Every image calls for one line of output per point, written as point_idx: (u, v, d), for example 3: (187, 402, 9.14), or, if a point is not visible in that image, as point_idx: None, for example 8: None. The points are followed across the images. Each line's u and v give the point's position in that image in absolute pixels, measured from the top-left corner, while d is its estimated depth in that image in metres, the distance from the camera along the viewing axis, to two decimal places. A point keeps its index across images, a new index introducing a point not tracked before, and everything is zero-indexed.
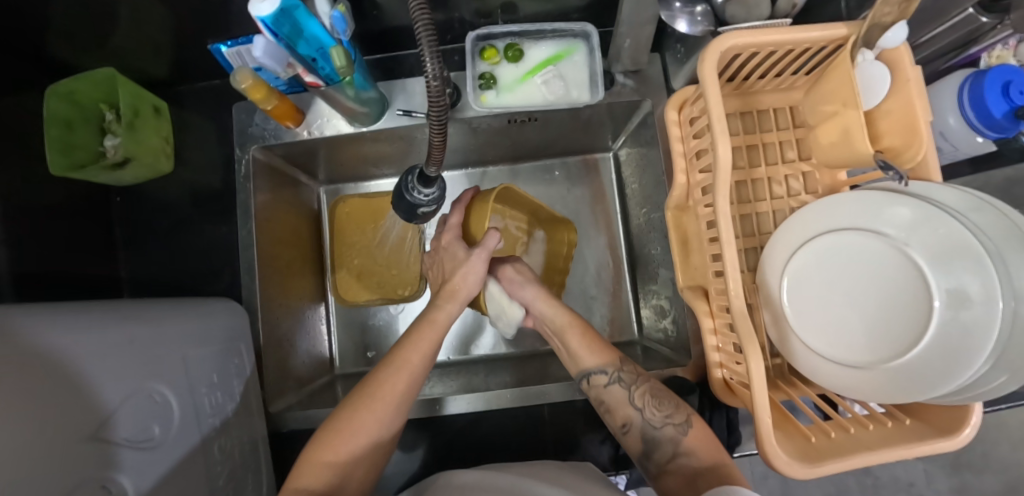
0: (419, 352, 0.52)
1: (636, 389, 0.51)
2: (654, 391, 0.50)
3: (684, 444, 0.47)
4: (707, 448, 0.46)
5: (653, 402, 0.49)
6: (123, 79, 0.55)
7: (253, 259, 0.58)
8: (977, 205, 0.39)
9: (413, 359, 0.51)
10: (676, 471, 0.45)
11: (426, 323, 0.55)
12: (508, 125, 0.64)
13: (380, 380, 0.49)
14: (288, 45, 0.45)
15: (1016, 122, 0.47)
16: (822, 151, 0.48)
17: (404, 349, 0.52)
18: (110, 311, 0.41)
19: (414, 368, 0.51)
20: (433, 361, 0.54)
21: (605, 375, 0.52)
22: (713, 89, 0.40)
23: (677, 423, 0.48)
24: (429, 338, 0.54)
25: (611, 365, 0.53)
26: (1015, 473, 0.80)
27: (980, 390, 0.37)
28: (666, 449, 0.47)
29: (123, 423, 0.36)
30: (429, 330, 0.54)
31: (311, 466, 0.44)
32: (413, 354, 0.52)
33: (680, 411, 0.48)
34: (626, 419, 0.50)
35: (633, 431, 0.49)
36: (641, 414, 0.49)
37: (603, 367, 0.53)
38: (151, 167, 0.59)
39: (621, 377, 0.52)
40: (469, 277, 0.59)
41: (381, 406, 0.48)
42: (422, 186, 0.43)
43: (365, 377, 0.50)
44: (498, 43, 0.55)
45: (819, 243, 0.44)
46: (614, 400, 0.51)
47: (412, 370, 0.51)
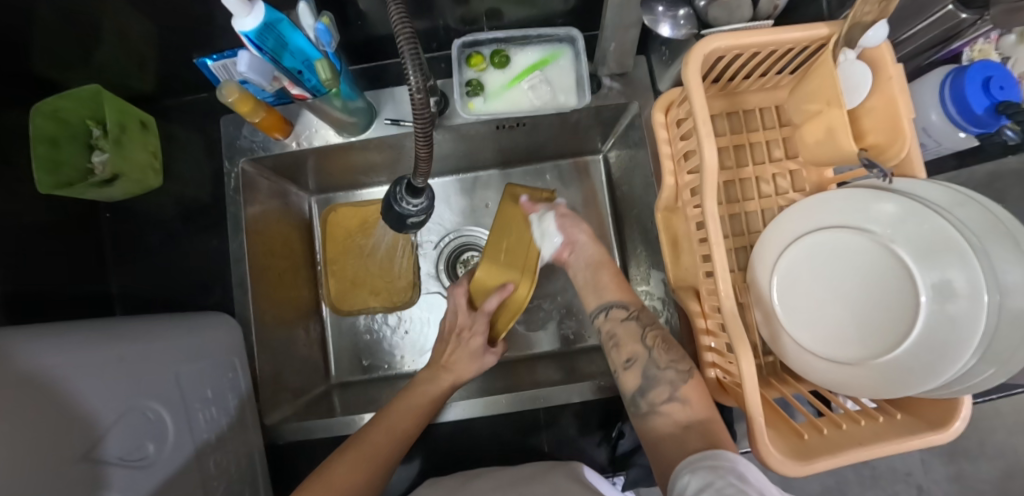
0: (407, 414, 0.55)
1: (651, 329, 0.54)
2: (666, 337, 0.52)
3: (680, 390, 0.48)
4: (701, 403, 0.47)
5: (662, 345, 0.51)
6: (109, 95, 0.55)
7: (244, 271, 0.58)
8: (962, 200, 0.40)
9: (401, 423, 0.54)
10: (667, 414, 0.47)
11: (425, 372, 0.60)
12: (496, 131, 0.65)
13: (369, 439, 0.51)
14: (273, 58, 0.45)
15: (998, 118, 0.47)
16: (808, 149, 0.48)
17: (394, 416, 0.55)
18: (100, 331, 0.41)
19: (405, 434, 0.53)
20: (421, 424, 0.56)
21: (626, 310, 0.57)
22: (698, 92, 0.40)
23: (681, 369, 0.49)
24: (420, 407, 0.56)
25: (634, 304, 0.57)
26: (1010, 459, 0.81)
27: (969, 383, 0.38)
28: (661, 390, 0.48)
29: (116, 442, 0.36)
30: (420, 400, 0.57)
31: None
32: (404, 421, 0.54)
33: (686, 360, 0.49)
34: (632, 353, 0.52)
35: (637, 364, 0.51)
36: (648, 351, 0.51)
37: (625, 304, 0.57)
38: (139, 183, 0.59)
39: (638, 316, 0.56)
40: (469, 366, 0.61)
41: (369, 464, 0.50)
42: (410, 197, 0.43)
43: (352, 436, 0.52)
44: (484, 50, 0.56)
45: (808, 240, 0.45)
46: (627, 333, 0.54)
47: (402, 438, 0.53)
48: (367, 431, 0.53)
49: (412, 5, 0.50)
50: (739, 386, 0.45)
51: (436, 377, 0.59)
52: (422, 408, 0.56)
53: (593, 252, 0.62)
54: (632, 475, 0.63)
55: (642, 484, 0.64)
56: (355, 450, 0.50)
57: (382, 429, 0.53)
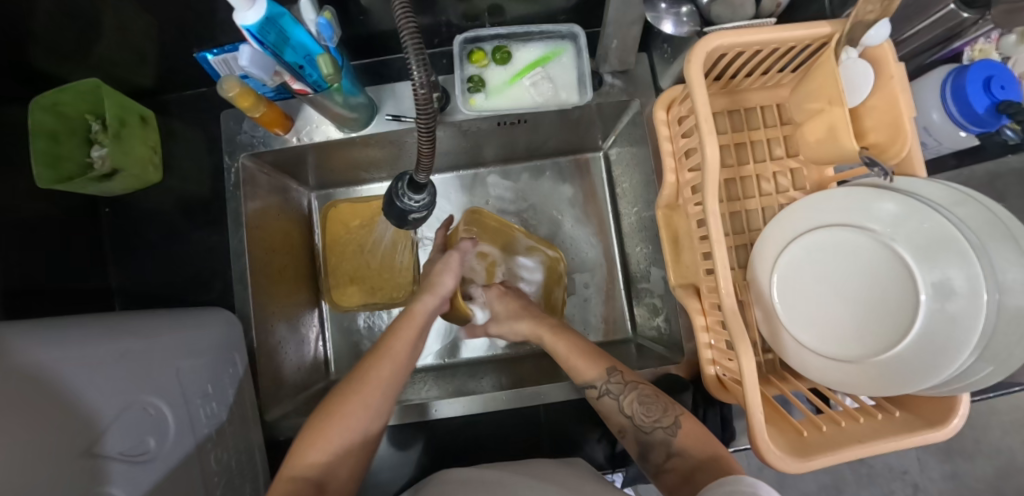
0: (402, 343, 0.52)
1: (625, 399, 0.50)
2: (642, 397, 0.50)
3: (676, 445, 0.47)
4: (698, 445, 0.46)
5: (642, 409, 0.50)
6: (109, 90, 0.54)
7: (244, 267, 0.58)
8: (960, 199, 0.40)
9: (394, 348, 0.52)
10: (674, 468, 0.46)
11: (404, 316, 0.55)
12: (497, 127, 0.64)
13: (367, 368, 0.49)
14: (275, 53, 0.44)
15: (999, 117, 0.47)
16: (809, 148, 0.48)
17: (390, 342, 0.52)
18: (99, 326, 0.41)
19: (401, 358, 0.51)
20: (416, 351, 0.54)
21: (596, 388, 0.53)
22: (700, 89, 0.40)
23: (667, 425, 0.48)
24: (412, 328, 0.54)
25: (599, 379, 0.52)
26: (1006, 458, 0.81)
27: (967, 381, 0.38)
28: (660, 450, 0.47)
29: (117, 437, 0.36)
30: (412, 322, 0.55)
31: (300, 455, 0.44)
32: (398, 344, 0.52)
33: (669, 414, 0.48)
34: (621, 426, 0.51)
35: (628, 436, 0.50)
36: (632, 422, 0.50)
37: (592, 381, 0.53)
38: (139, 179, 0.59)
39: (610, 389, 0.52)
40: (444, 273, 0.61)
41: (370, 392, 0.48)
42: (412, 192, 0.43)
43: (353, 367, 0.50)
44: (486, 46, 0.56)
45: (808, 238, 0.44)
46: (608, 410, 0.52)
47: (399, 363, 0.51)
48: (365, 362, 0.50)
49: (413, 0, 0.50)
50: (739, 383, 0.45)
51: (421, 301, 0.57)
52: (415, 328, 0.54)
53: (551, 344, 0.58)
54: (632, 472, 0.62)
55: (643, 480, 0.64)
56: (357, 383, 0.48)
57: (382, 355, 0.51)
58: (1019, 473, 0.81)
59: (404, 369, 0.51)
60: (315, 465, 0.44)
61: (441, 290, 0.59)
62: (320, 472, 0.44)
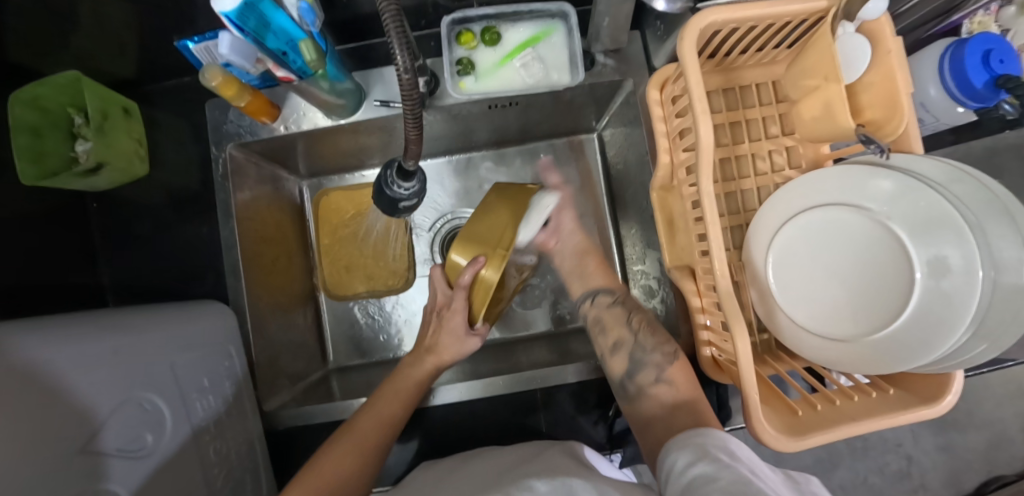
0: (393, 404, 0.54)
1: (636, 314, 0.55)
2: (650, 320, 0.54)
3: (667, 373, 0.49)
4: (687, 384, 0.48)
5: (648, 329, 0.53)
6: (89, 82, 0.53)
7: (236, 259, 0.57)
8: (958, 176, 0.40)
9: (386, 410, 0.54)
10: (654, 397, 0.48)
11: (403, 377, 0.57)
12: (488, 111, 0.63)
13: (357, 429, 0.51)
14: (256, 39, 0.43)
15: (998, 92, 0.46)
16: (805, 125, 0.48)
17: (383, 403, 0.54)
18: (90, 323, 0.41)
19: (392, 419, 0.53)
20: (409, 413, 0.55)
21: (612, 295, 0.58)
22: (693, 68, 0.39)
23: (667, 352, 0.50)
24: (409, 390, 0.56)
25: (617, 289, 0.58)
26: (998, 429, 0.82)
27: (962, 358, 0.38)
28: (648, 374, 0.50)
29: (113, 433, 0.36)
30: (407, 384, 0.56)
31: None
32: (393, 408, 0.54)
33: (670, 344, 0.51)
34: (619, 337, 0.53)
35: (624, 349, 0.52)
36: (633, 336, 0.52)
37: (609, 289, 0.59)
38: (126, 172, 0.58)
39: (624, 301, 0.57)
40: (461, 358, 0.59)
41: (358, 453, 0.49)
42: (401, 180, 0.42)
43: (344, 425, 0.52)
44: (474, 27, 0.54)
45: (804, 218, 0.44)
46: (613, 317, 0.55)
47: (389, 424, 0.53)
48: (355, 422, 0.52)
49: None
50: (734, 364, 0.45)
51: (422, 364, 0.58)
52: (410, 391, 0.56)
53: (575, 241, 0.61)
54: (630, 453, 0.63)
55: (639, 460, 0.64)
56: (348, 441, 0.50)
57: (371, 414, 0.53)
58: (1007, 445, 0.83)
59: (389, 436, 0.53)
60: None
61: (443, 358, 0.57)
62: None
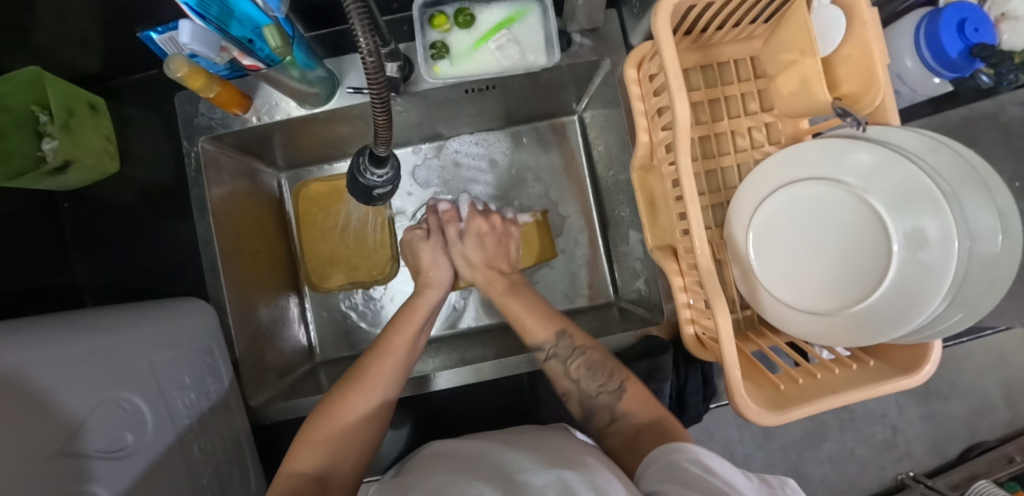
0: (403, 338, 0.54)
1: (571, 363, 0.52)
2: (589, 364, 0.52)
3: (619, 409, 0.48)
4: (642, 410, 0.47)
5: (587, 374, 0.51)
6: (51, 78, 0.50)
7: (214, 255, 0.56)
8: (934, 147, 0.40)
9: (396, 342, 0.53)
10: (618, 430, 0.47)
11: (408, 309, 0.58)
12: (464, 95, 0.62)
13: (367, 363, 0.51)
14: (219, 27, 0.42)
15: (972, 62, 0.46)
16: (783, 101, 0.47)
17: (390, 336, 0.54)
18: (64, 325, 0.40)
19: (401, 349, 0.53)
20: (417, 346, 0.55)
21: (544, 350, 0.55)
22: (668, 45, 0.39)
23: (611, 390, 0.50)
24: (410, 323, 0.56)
25: (546, 344, 0.54)
26: (979, 396, 0.85)
27: (939, 327, 0.39)
28: (604, 415, 0.50)
29: (94, 434, 0.36)
30: (414, 313, 0.57)
31: (304, 450, 0.44)
32: (397, 339, 0.53)
33: (612, 379, 0.50)
34: (565, 390, 0.53)
35: (573, 399, 0.52)
36: (577, 386, 0.52)
37: (542, 344, 0.55)
38: (96, 169, 0.56)
39: (556, 353, 0.54)
40: (437, 261, 0.63)
41: (373, 387, 0.49)
42: (374, 167, 0.41)
43: (353, 364, 0.52)
44: (447, 9, 0.53)
45: (784, 193, 0.44)
46: (554, 372, 0.54)
47: (399, 355, 0.52)
48: (367, 357, 0.52)
49: None
50: (717, 341, 0.45)
51: (421, 293, 0.61)
52: (417, 319, 0.57)
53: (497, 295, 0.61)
54: None
55: None
56: (360, 378, 0.49)
57: (384, 352, 0.52)
58: (990, 412, 0.85)
59: (406, 360, 0.53)
60: (320, 456, 0.44)
61: (436, 279, 0.62)
62: (326, 464, 0.44)
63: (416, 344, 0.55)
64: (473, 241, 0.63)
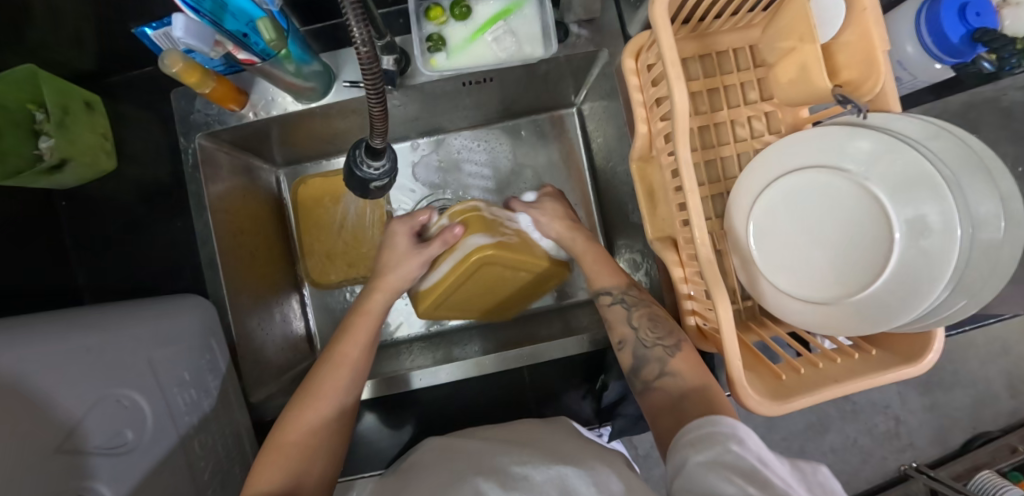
0: (356, 346, 0.53)
1: (635, 310, 0.53)
2: (652, 314, 0.52)
3: (670, 365, 0.48)
4: (693, 372, 0.47)
5: (648, 323, 0.51)
6: (46, 76, 0.50)
7: (213, 251, 0.56)
8: (934, 132, 0.40)
9: (349, 351, 0.52)
10: (661, 388, 0.47)
11: (359, 314, 0.56)
12: (462, 89, 0.62)
13: (321, 374, 0.50)
14: (214, 21, 0.42)
15: (975, 47, 0.46)
16: (783, 90, 0.47)
17: (343, 345, 0.53)
18: (63, 323, 0.40)
19: (354, 361, 0.51)
20: (373, 350, 0.54)
21: (610, 295, 0.55)
22: (665, 33, 0.38)
23: (669, 345, 0.49)
24: (364, 328, 0.54)
25: (617, 287, 0.55)
26: (982, 386, 0.85)
27: (942, 315, 0.39)
28: (653, 368, 0.49)
29: (93, 431, 0.36)
30: (365, 319, 0.55)
31: (262, 471, 0.43)
32: (349, 348, 0.52)
33: (672, 335, 0.49)
34: (622, 336, 0.52)
35: (627, 346, 0.51)
36: (636, 333, 0.51)
37: (609, 288, 0.56)
38: (92, 167, 0.56)
39: (624, 298, 0.54)
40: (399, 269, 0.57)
41: (324, 399, 0.48)
42: (371, 160, 0.40)
43: (306, 378, 0.50)
44: (443, 1, 0.52)
45: (784, 183, 0.44)
46: (614, 317, 0.54)
47: (353, 364, 0.51)
48: (320, 369, 0.51)
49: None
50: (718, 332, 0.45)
51: (372, 295, 0.57)
52: (368, 326, 0.55)
53: (581, 248, 0.61)
54: (619, 425, 0.64)
55: (629, 432, 0.64)
56: (311, 392, 0.48)
57: (336, 362, 0.51)
58: (992, 402, 0.85)
59: (362, 368, 0.52)
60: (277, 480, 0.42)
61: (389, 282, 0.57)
62: (287, 487, 0.42)
63: (375, 348, 0.54)
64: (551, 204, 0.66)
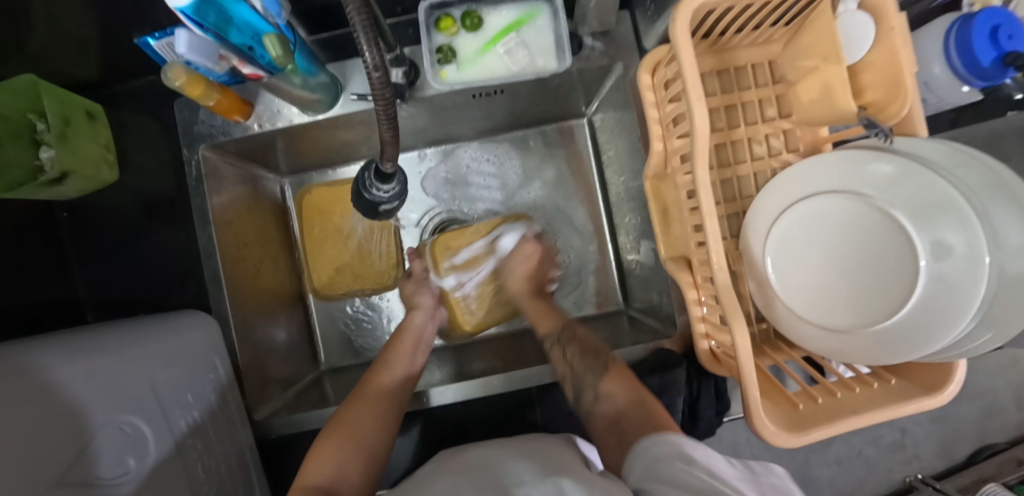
0: (401, 355, 0.59)
1: (568, 349, 0.58)
2: (584, 348, 0.57)
3: (602, 388, 0.51)
4: (622, 391, 0.50)
5: (580, 358, 0.56)
6: (47, 86, 0.49)
7: (216, 266, 0.55)
8: (962, 159, 0.38)
9: (393, 358, 0.58)
10: (601, 412, 0.50)
11: (404, 331, 0.63)
12: (472, 100, 0.61)
13: (372, 378, 0.55)
14: (218, 36, 0.40)
15: (1005, 70, 0.44)
16: (803, 108, 0.45)
17: (389, 354, 0.59)
18: (64, 347, 0.39)
19: (401, 368, 0.57)
20: (416, 362, 0.60)
21: (548, 340, 0.61)
22: (687, 51, 0.37)
23: (597, 371, 0.54)
24: (408, 343, 0.61)
25: (550, 331, 0.61)
26: (991, 399, 0.84)
27: (966, 347, 0.38)
28: (590, 394, 0.52)
29: (92, 460, 0.35)
30: (407, 336, 0.62)
31: (314, 466, 0.46)
32: (395, 355, 0.59)
33: (601, 361, 0.55)
34: (564, 373, 0.57)
35: (568, 382, 0.55)
36: (571, 370, 0.56)
37: (547, 334, 0.62)
38: (93, 179, 0.55)
39: (557, 337, 0.61)
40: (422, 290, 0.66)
41: (376, 396, 0.53)
42: (379, 183, 0.39)
43: (358, 382, 0.56)
44: (454, 11, 0.51)
45: (804, 206, 0.42)
46: (556, 359, 0.59)
47: (402, 371, 0.57)
48: (369, 375, 0.56)
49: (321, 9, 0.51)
50: (733, 357, 0.44)
51: (412, 316, 0.64)
52: (410, 342, 0.61)
53: (530, 307, 0.65)
54: None
55: None
56: (360, 393, 0.54)
57: (385, 366, 0.57)
58: (1000, 415, 0.84)
59: (405, 376, 0.58)
60: (327, 471, 0.46)
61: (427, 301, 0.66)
62: (334, 478, 0.46)
63: (416, 361, 0.60)
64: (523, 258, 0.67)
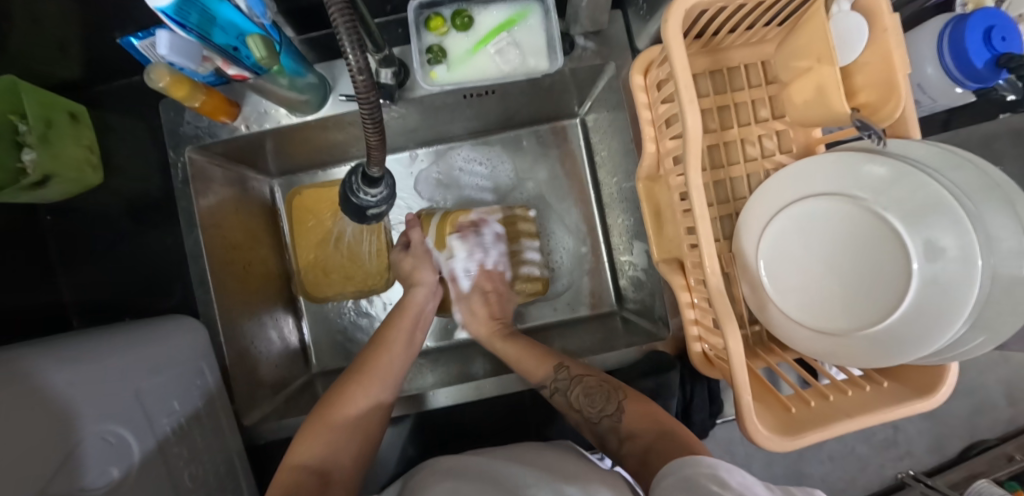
0: (400, 332, 0.58)
1: (572, 393, 0.52)
2: (587, 388, 0.52)
3: (625, 427, 0.48)
4: (648, 425, 0.46)
5: (586, 399, 0.51)
6: (27, 87, 0.48)
7: (203, 270, 0.54)
8: (957, 161, 0.38)
9: (391, 337, 0.58)
10: (631, 448, 0.46)
11: (400, 310, 0.61)
12: (463, 100, 0.60)
13: (367, 361, 0.54)
14: (201, 36, 0.39)
15: (998, 71, 0.43)
16: (796, 109, 0.45)
17: (386, 332, 0.59)
18: (47, 355, 0.38)
19: (395, 354, 0.56)
20: (414, 344, 0.59)
21: (547, 387, 0.54)
22: (679, 52, 0.36)
23: (613, 413, 0.49)
24: (406, 323, 0.60)
25: (546, 380, 0.54)
26: (981, 395, 0.84)
27: (959, 350, 0.37)
28: (613, 438, 0.49)
29: (76, 471, 0.34)
30: (408, 311, 0.61)
31: (304, 448, 0.46)
32: (392, 335, 0.58)
33: (611, 401, 0.50)
34: (575, 418, 0.53)
35: (584, 426, 0.52)
36: (582, 414, 0.52)
37: (542, 382, 0.55)
38: (77, 182, 0.54)
39: (558, 386, 0.54)
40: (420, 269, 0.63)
41: (375, 379, 0.53)
42: (367, 187, 0.39)
43: (351, 364, 0.55)
44: (444, 10, 0.50)
45: (798, 207, 0.42)
46: (560, 404, 0.54)
47: (400, 353, 0.56)
48: (364, 355, 0.56)
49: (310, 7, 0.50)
50: (726, 360, 0.44)
51: (412, 292, 0.62)
52: (409, 318, 0.60)
53: (505, 350, 0.60)
54: None
55: None
56: (361, 373, 0.53)
57: (382, 346, 0.56)
58: (990, 411, 0.84)
59: (403, 356, 0.57)
60: (318, 453, 0.46)
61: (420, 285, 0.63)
62: (325, 462, 0.45)
63: (415, 343, 0.59)
64: (478, 300, 0.66)
